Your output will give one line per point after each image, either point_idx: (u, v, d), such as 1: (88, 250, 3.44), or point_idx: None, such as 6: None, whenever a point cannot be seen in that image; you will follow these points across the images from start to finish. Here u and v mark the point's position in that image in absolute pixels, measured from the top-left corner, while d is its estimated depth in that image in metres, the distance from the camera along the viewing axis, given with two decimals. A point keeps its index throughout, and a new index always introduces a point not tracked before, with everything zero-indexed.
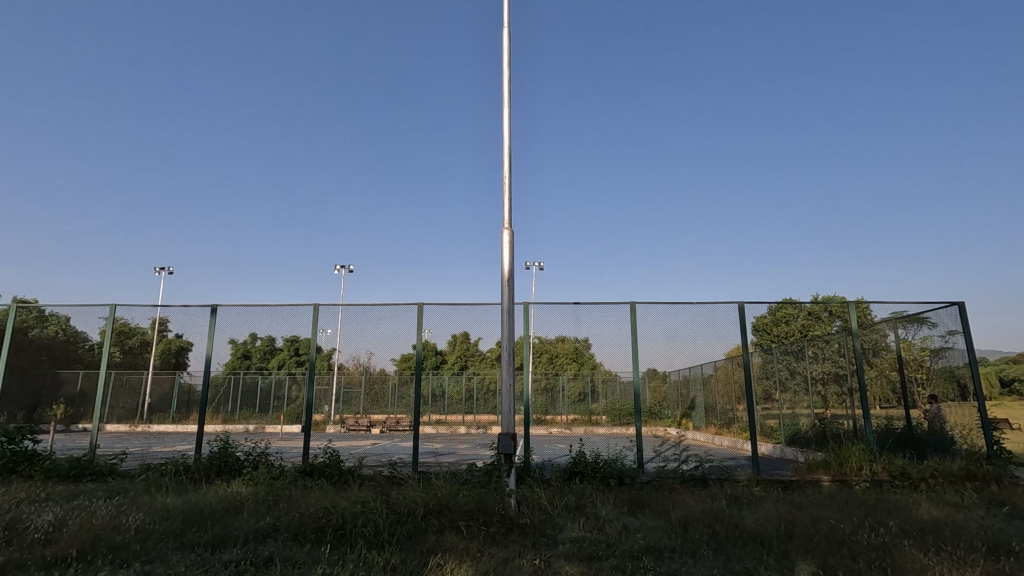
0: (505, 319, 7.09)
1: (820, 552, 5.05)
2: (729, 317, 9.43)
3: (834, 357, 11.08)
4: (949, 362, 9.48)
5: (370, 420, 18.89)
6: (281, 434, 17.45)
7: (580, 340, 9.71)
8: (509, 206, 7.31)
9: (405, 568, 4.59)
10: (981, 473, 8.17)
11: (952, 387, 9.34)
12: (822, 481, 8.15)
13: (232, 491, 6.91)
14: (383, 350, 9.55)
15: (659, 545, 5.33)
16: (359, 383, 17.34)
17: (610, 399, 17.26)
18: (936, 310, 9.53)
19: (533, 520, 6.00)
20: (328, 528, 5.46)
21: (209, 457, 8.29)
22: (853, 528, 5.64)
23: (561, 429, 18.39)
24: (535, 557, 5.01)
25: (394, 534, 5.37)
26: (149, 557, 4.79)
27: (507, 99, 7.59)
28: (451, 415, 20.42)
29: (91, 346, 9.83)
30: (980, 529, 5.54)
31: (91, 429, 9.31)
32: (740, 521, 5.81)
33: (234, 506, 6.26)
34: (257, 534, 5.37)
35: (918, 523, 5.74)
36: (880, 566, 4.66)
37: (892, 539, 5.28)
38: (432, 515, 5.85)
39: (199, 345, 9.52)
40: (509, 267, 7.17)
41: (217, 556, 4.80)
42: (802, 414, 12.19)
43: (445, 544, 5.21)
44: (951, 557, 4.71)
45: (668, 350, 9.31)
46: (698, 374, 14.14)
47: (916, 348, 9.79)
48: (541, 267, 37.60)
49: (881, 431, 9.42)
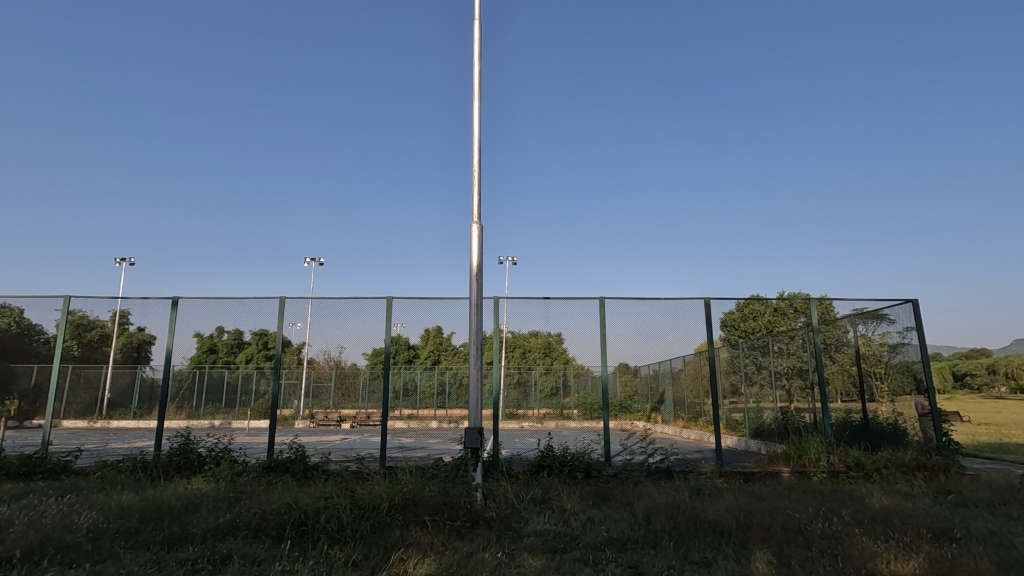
0: (473, 314, 7.06)
1: (775, 541, 5.20)
2: (696, 314, 9.57)
3: (798, 352, 11.37)
4: (905, 357, 9.76)
5: (341, 414, 18.95)
6: (247, 430, 17.05)
7: (552, 334, 9.68)
8: (477, 200, 7.28)
9: (367, 563, 4.55)
10: (931, 463, 8.50)
11: (909, 381, 9.64)
12: (781, 473, 8.38)
13: (192, 489, 6.73)
14: (354, 345, 9.42)
15: (622, 537, 5.41)
16: (329, 377, 16.78)
17: (581, 393, 17.92)
18: (893, 306, 9.86)
19: (499, 513, 6.04)
20: (289, 524, 5.38)
21: (169, 453, 8.05)
22: (808, 517, 5.82)
23: (533, 424, 19.04)
24: (498, 550, 5.04)
25: (357, 530, 5.32)
26: (101, 557, 4.64)
27: (476, 94, 7.54)
28: (422, 410, 20.40)
29: (45, 338, 9.37)
30: (926, 517, 5.78)
31: (44, 426, 8.89)
32: (702, 512, 5.92)
33: (194, 503, 6.11)
34: (217, 531, 5.26)
35: (869, 512, 5.96)
36: (831, 553, 4.83)
37: (844, 528, 5.47)
38: (396, 510, 5.80)
39: (160, 340, 9.18)
40: (478, 261, 7.14)
41: (174, 553, 4.70)
42: (766, 407, 12.47)
43: (409, 539, 5.18)
44: (896, 544, 4.90)
45: (638, 346, 9.43)
46: (668, 368, 14.29)
47: (875, 343, 10.10)
48: (513, 262, 37.45)
49: (839, 424, 9.81)
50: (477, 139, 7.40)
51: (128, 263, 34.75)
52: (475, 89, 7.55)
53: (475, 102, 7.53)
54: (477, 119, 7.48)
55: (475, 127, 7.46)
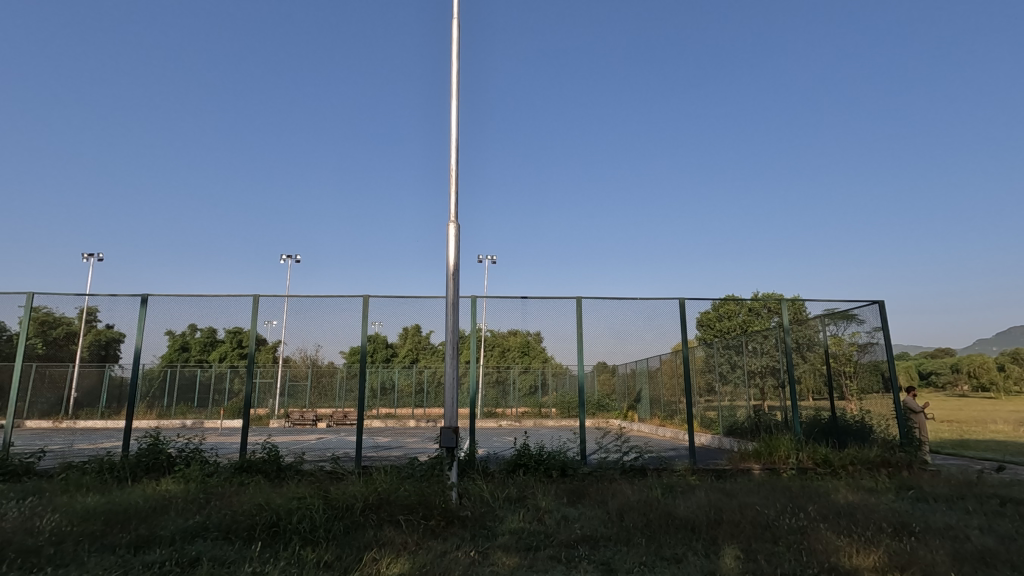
0: (450, 313, 7.05)
1: (744, 536, 5.32)
2: (671, 314, 9.71)
3: (771, 352, 11.60)
4: (874, 356, 10.04)
5: (316, 414, 18.73)
6: (219, 430, 16.76)
7: (532, 333, 9.69)
8: (455, 199, 7.27)
9: (340, 564, 4.53)
10: (895, 460, 8.79)
11: (877, 379, 9.92)
12: (752, 470, 8.56)
13: (160, 491, 6.59)
14: (330, 344, 9.32)
15: (595, 534, 5.48)
16: (305, 377, 16.51)
17: (559, 392, 18.03)
18: (861, 307, 10.15)
19: (474, 512, 6.06)
20: (260, 525, 5.31)
21: (137, 454, 7.85)
22: (776, 513, 5.97)
23: (511, 422, 19.14)
24: (472, 549, 5.06)
25: (330, 530, 5.29)
26: (64, 561, 4.53)
27: (453, 94, 7.52)
28: (400, 409, 20.30)
29: (7, 336, 8.98)
30: (888, 511, 5.97)
31: (5, 427, 8.56)
32: (673, 509, 6.02)
33: (162, 505, 5.99)
34: (185, 533, 5.17)
35: (834, 507, 6.13)
36: (796, 547, 4.97)
37: (810, 523, 5.62)
38: (370, 510, 5.77)
39: (129, 338, 8.93)
40: (455, 260, 7.13)
41: (140, 557, 4.61)
42: (740, 405, 12.71)
43: (382, 539, 5.16)
44: (858, 539, 5.05)
45: (615, 345, 9.53)
46: (645, 367, 14.45)
47: (845, 343, 10.36)
48: (492, 259, 37.28)
49: (809, 422, 10.06)
50: (455, 138, 7.39)
51: (97, 259, 33.82)
52: (453, 89, 7.53)
53: (453, 102, 7.51)
54: (455, 118, 7.47)
55: (453, 125, 7.45)
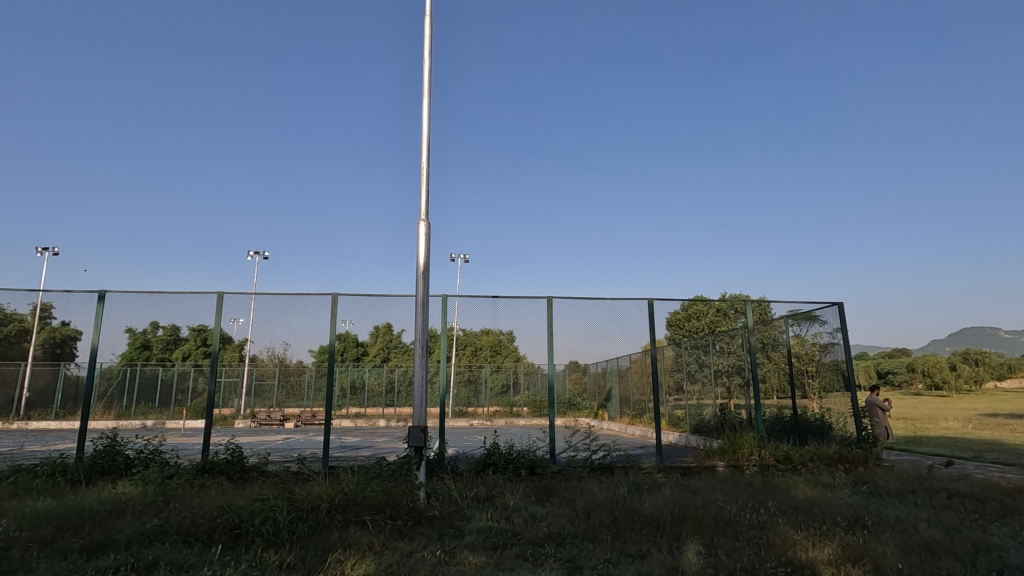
0: (419, 312, 7.01)
1: (706, 532, 5.44)
2: (641, 314, 9.85)
3: (737, 351, 11.86)
4: (835, 356, 10.38)
5: (284, 414, 18.34)
6: (180, 431, 16.27)
7: (504, 333, 9.72)
8: (425, 197, 7.23)
9: (303, 566, 4.45)
10: (852, 456, 9.10)
11: (837, 378, 10.25)
12: (717, 466, 8.76)
13: (115, 494, 6.39)
14: (299, 342, 9.13)
15: (562, 532, 5.53)
16: (273, 376, 16.20)
17: (529, 391, 18.11)
18: (823, 309, 10.49)
19: (442, 512, 6.04)
20: (221, 528, 5.20)
21: (92, 456, 7.56)
22: (737, 508, 6.12)
23: (482, 421, 19.17)
24: (438, 549, 5.04)
25: (294, 532, 5.19)
26: (11, 568, 4.33)
27: (425, 92, 7.48)
28: (371, 408, 20.12)
29: None
30: (845, 506, 6.18)
31: None
32: (639, 506, 6.11)
33: (119, 508, 5.80)
34: (142, 537, 5.01)
35: (793, 503, 6.32)
36: (756, 542, 5.11)
37: (770, 518, 5.78)
38: (336, 511, 5.69)
39: (85, 335, 8.60)
40: (425, 259, 7.10)
41: (93, 562, 4.46)
42: (706, 404, 12.97)
43: (348, 540, 5.10)
44: (814, 532, 5.23)
45: (585, 344, 9.62)
46: (615, 366, 14.65)
47: (808, 343, 10.68)
48: (466, 259, 36.82)
49: (772, 419, 10.33)
50: (425, 136, 7.35)
51: (52, 253, 32.53)
52: (425, 87, 7.48)
53: (425, 99, 7.47)
54: (426, 116, 7.43)
55: (424, 123, 7.41)
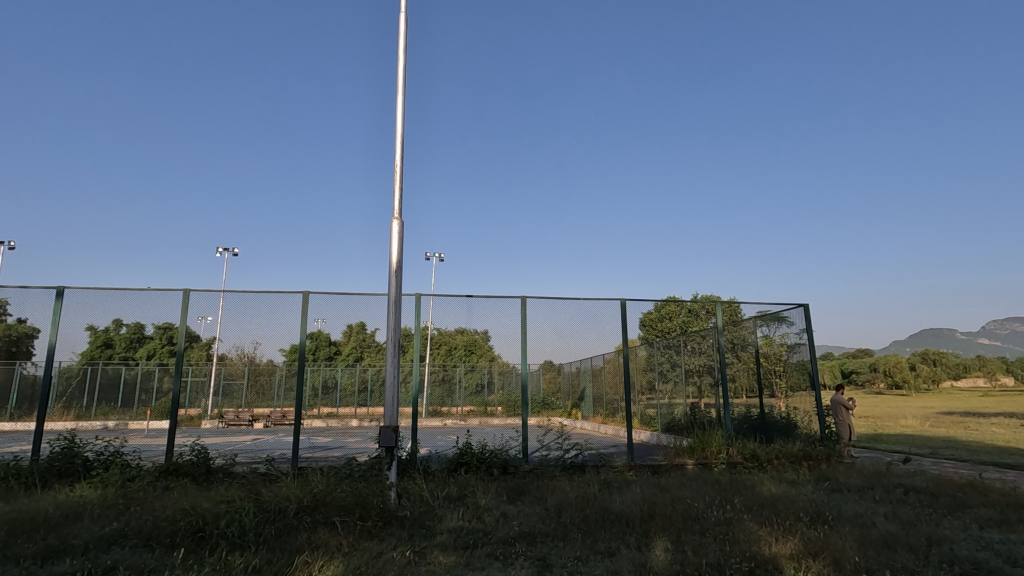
0: (392, 312, 6.95)
1: (674, 529, 5.54)
2: (614, 314, 9.97)
3: (708, 351, 12.09)
4: (801, 356, 10.66)
5: (253, 414, 17.98)
6: (144, 432, 15.81)
7: (478, 332, 9.74)
8: (399, 197, 7.18)
9: (269, 568, 4.38)
10: (815, 453, 9.38)
11: (803, 378, 10.53)
12: (686, 464, 8.93)
13: (73, 497, 6.17)
14: (269, 340, 8.97)
15: (533, 531, 5.56)
16: (242, 376, 15.89)
17: (503, 391, 18.15)
18: (790, 310, 10.77)
19: (412, 512, 6.01)
20: (184, 531, 5.07)
21: (49, 458, 7.29)
22: (704, 505, 6.24)
23: (455, 421, 19.17)
24: (407, 549, 5.01)
25: (260, 534, 5.09)
26: None
27: (399, 90, 7.42)
28: (343, 408, 19.92)
29: None
30: (807, 501, 6.36)
31: None
32: (610, 504, 6.19)
33: (76, 512, 5.60)
34: (101, 541, 4.86)
35: (758, 499, 6.48)
36: (722, 538, 5.22)
37: (736, 514, 5.92)
38: (305, 512, 5.61)
39: (43, 333, 8.29)
40: (398, 258, 7.05)
41: (47, 567, 4.31)
42: (677, 403, 13.19)
43: (315, 541, 5.03)
44: (778, 528, 5.37)
45: (559, 344, 9.67)
46: (588, 366, 14.79)
47: (776, 343, 10.94)
48: (441, 258, 36.53)
49: (740, 418, 10.57)
50: (399, 135, 7.29)
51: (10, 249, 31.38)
52: (399, 85, 7.42)
53: (399, 98, 7.40)
54: (401, 114, 7.37)
55: (398, 122, 7.34)
